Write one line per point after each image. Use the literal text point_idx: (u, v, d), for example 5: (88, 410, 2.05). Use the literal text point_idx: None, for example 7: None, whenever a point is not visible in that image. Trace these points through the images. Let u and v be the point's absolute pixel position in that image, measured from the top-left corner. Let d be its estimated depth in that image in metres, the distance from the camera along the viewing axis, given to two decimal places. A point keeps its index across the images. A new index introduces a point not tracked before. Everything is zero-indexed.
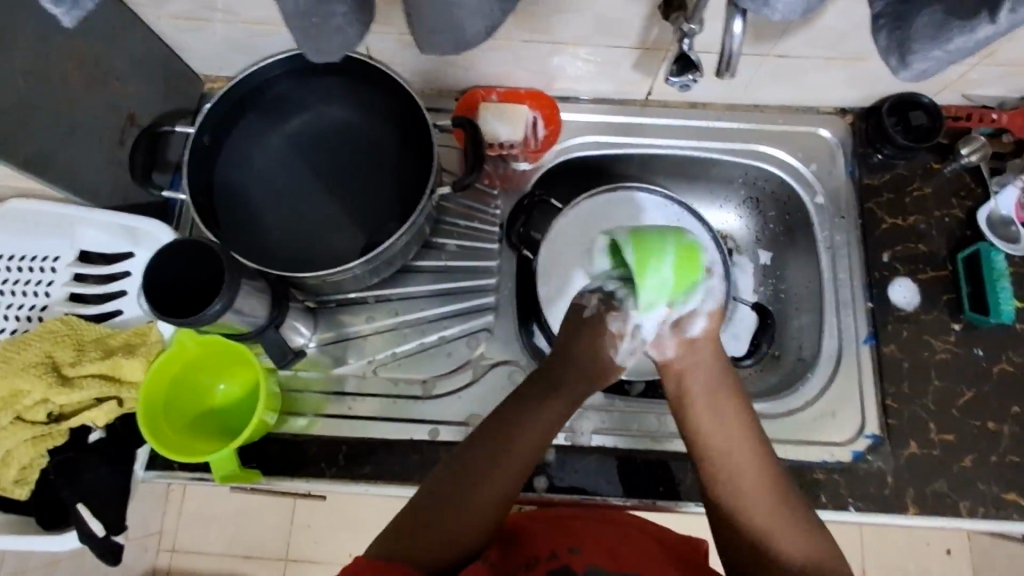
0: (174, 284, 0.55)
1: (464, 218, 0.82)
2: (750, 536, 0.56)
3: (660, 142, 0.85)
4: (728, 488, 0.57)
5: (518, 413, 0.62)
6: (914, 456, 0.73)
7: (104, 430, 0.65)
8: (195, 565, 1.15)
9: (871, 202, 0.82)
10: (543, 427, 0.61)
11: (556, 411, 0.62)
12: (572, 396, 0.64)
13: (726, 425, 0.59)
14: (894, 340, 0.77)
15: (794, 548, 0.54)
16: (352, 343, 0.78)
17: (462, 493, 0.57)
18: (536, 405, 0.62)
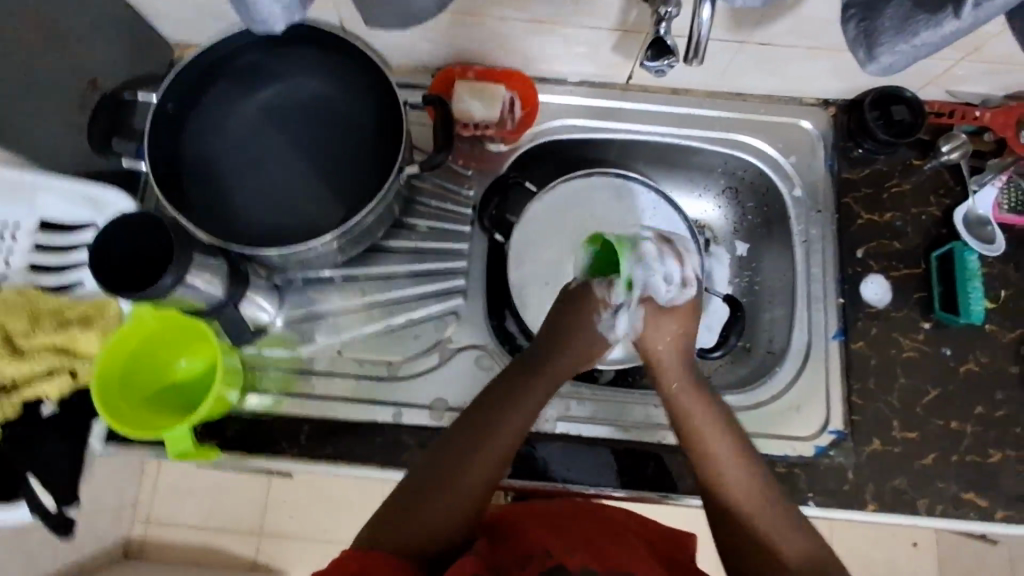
0: (123, 258, 0.53)
1: (436, 198, 0.81)
2: (751, 536, 0.60)
3: (639, 128, 0.84)
4: (714, 487, 0.62)
5: (495, 404, 0.63)
6: (876, 453, 0.73)
7: (57, 405, 0.63)
8: (171, 536, 1.18)
9: (849, 197, 0.81)
10: (521, 418, 0.63)
11: (532, 403, 0.64)
12: (545, 389, 0.66)
13: (709, 425, 0.65)
14: (863, 337, 0.77)
15: (793, 547, 0.58)
16: (319, 322, 0.77)
17: (443, 480, 0.58)
18: (514, 394, 0.64)
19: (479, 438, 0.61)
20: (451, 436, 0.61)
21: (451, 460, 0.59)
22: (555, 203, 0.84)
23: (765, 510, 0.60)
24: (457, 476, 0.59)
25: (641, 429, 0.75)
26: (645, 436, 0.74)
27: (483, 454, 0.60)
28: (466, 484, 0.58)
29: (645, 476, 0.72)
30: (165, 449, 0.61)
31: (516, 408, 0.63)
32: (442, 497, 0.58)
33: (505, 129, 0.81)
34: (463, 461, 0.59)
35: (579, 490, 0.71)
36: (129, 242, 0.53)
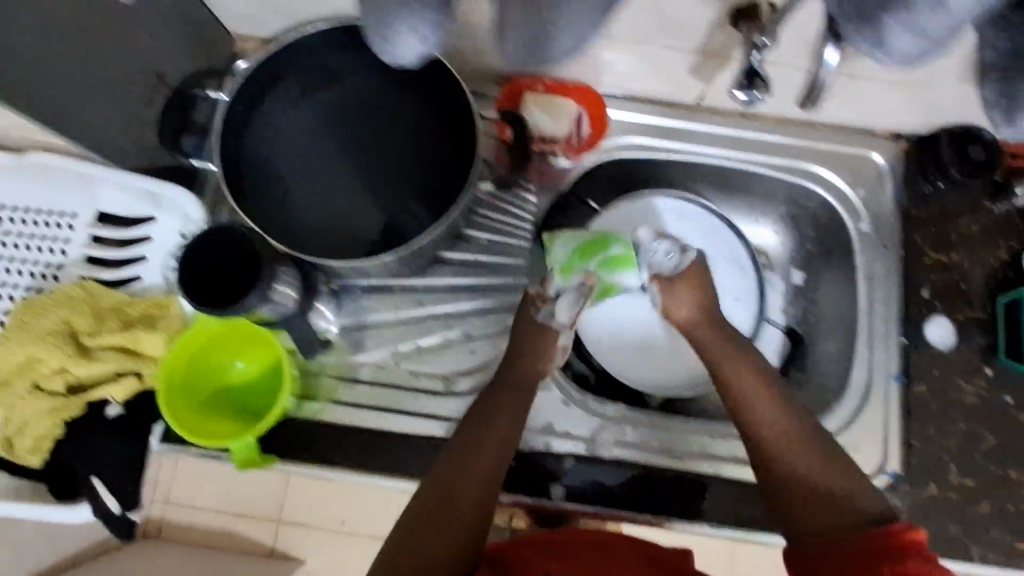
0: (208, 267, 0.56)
1: (497, 211, 0.79)
2: (769, 462, 0.61)
3: (706, 151, 0.82)
4: (753, 443, 0.63)
5: (481, 416, 0.65)
6: (931, 497, 0.73)
7: (122, 406, 0.63)
8: None
9: (916, 235, 0.80)
10: (507, 419, 0.65)
11: (515, 404, 0.66)
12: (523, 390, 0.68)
13: (740, 378, 0.65)
14: (923, 379, 0.76)
15: (807, 472, 0.60)
16: (375, 331, 0.76)
17: (453, 498, 0.58)
18: (494, 404, 0.66)
19: (471, 442, 0.62)
20: (447, 453, 0.62)
21: (450, 475, 0.60)
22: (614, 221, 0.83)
23: (804, 458, 0.60)
24: (461, 484, 0.59)
25: (696, 458, 0.74)
26: (701, 467, 0.73)
27: (474, 455, 0.61)
28: (473, 491, 0.59)
29: (670, 495, 0.72)
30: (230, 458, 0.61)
31: (501, 412, 0.65)
32: (454, 514, 0.57)
33: (572, 144, 0.79)
34: (462, 467, 0.61)
35: (632, 518, 0.72)
36: (215, 256, 0.57)
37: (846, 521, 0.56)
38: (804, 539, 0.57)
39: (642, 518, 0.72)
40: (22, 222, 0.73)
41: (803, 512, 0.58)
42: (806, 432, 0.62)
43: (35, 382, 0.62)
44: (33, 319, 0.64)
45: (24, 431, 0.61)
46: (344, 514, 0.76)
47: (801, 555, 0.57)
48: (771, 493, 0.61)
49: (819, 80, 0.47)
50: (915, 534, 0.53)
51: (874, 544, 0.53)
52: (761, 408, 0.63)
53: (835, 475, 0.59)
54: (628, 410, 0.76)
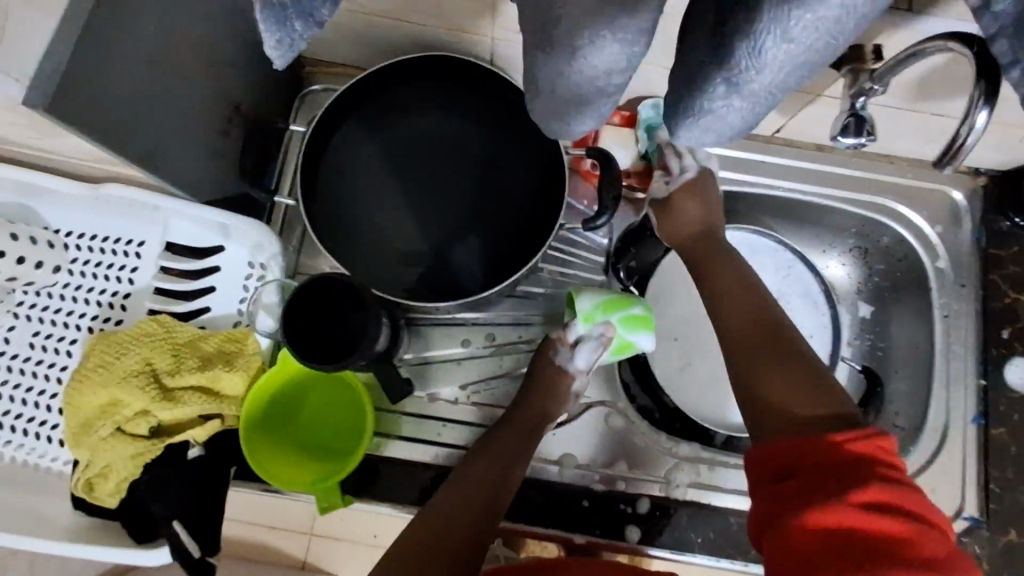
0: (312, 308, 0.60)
1: (570, 244, 0.78)
2: (750, 371, 0.59)
3: (781, 183, 0.81)
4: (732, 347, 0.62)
5: (482, 449, 0.65)
6: (1013, 544, 0.71)
7: (203, 447, 0.63)
8: None
9: (995, 273, 0.79)
10: (509, 449, 0.65)
11: (519, 438, 0.66)
12: (531, 430, 0.67)
13: (725, 265, 0.68)
14: (1005, 422, 0.74)
15: (781, 394, 0.55)
16: (446, 365, 0.75)
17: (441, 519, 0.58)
18: (496, 436, 0.66)
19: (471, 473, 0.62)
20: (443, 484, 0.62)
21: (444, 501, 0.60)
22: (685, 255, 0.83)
23: (776, 364, 0.58)
24: (450, 508, 0.59)
25: None
26: None
27: (468, 479, 0.62)
28: (465, 516, 0.59)
29: (749, 540, 0.70)
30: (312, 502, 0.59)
31: (504, 444, 0.65)
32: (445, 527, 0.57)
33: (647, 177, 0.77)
34: (454, 493, 0.61)
35: (705, 561, 0.70)
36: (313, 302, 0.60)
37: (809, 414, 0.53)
38: (772, 435, 0.53)
39: (719, 562, 0.70)
40: (85, 249, 0.71)
41: (771, 410, 0.55)
42: (773, 330, 0.61)
43: (116, 425, 0.61)
44: (113, 358, 0.62)
45: (106, 475, 0.61)
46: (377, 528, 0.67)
47: (773, 447, 0.51)
48: (757, 373, 0.58)
49: (965, 142, 0.46)
50: (878, 440, 0.48)
51: (829, 453, 0.48)
52: (736, 306, 0.64)
53: (799, 360, 0.58)
54: (700, 449, 0.74)
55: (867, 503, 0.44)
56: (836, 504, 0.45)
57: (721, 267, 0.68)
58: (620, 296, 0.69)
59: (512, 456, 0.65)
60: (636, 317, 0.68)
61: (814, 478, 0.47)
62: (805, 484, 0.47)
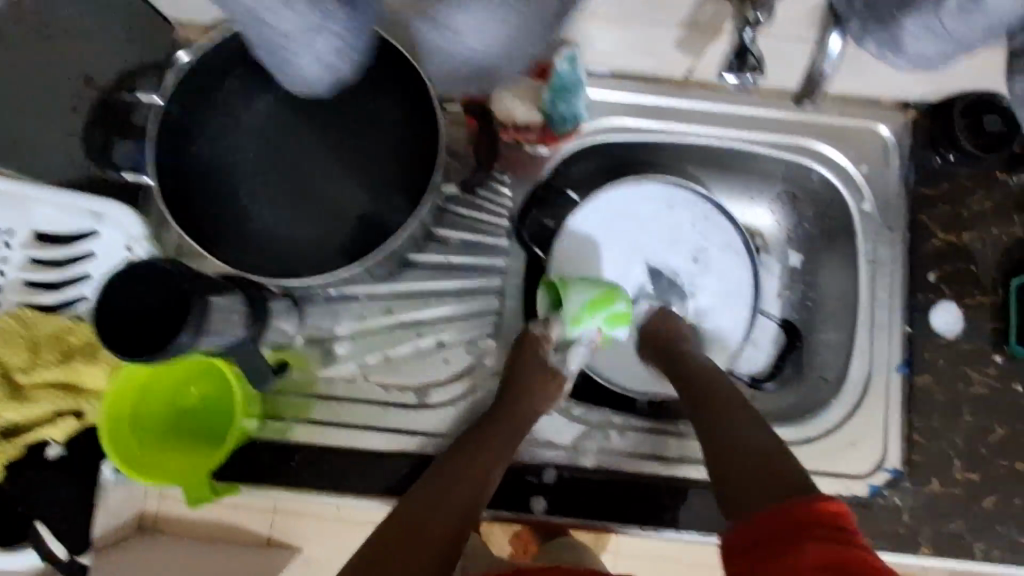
0: (125, 311, 0.44)
1: (470, 208, 0.73)
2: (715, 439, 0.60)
3: (695, 129, 0.75)
4: (700, 424, 0.62)
5: (475, 435, 0.64)
6: (934, 494, 0.69)
7: (64, 447, 0.63)
8: None
9: (923, 214, 0.74)
10: (503, 436, 0.64)
11: (509, 424, 0.65)
12: (521, 413, 0.66)
13: (690, 362, 0.69)
14: (929, 370, 0.71)
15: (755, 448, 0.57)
16: (344, 342, 0.71)
17: (433, 507, 0.56)
18: (481, 433, 0.64)
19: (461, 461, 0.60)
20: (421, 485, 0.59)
21: (435, 487, 0.58)
22: (599, 212, 0.78)
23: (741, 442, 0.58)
24: (443, 499, 0.57)
25: (685, 463, 0.70)
26: (689, 472, 0.70)
27: (450, 481, 0.59)
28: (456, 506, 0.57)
29: (658, 505, 0.68)
30: (182, 497, 0.57)
31: (500, 437, 0.64)
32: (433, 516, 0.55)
33: (551, 132, 0.70)
34: (445, 481, 0.58)
35: (618, 528, 0.68)
36: (137, 299, 0.45)
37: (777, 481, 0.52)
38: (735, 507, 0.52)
39: (627, 528, 0.68)
40: None
41: (738, 484, 0.54)
42: (735, 405, 0.62)
43: None
44: None
45: None
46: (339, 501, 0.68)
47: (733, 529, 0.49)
48: (716, 451, 0.58)
49: None
50: (829, 501, 0.47)
51: (785, 521, 0.47)
52: (704, 389, 0.65)
53: (758, 437, 0.58)
54: (612, 415, 0.72)
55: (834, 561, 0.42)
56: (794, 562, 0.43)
57: (689, 360, 0.69)
58: (605, 294, 0.68)
59: (505, 442, 0.63)
60: (620, 313, 0.69)
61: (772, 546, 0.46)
62: (765, 552, 0.46)
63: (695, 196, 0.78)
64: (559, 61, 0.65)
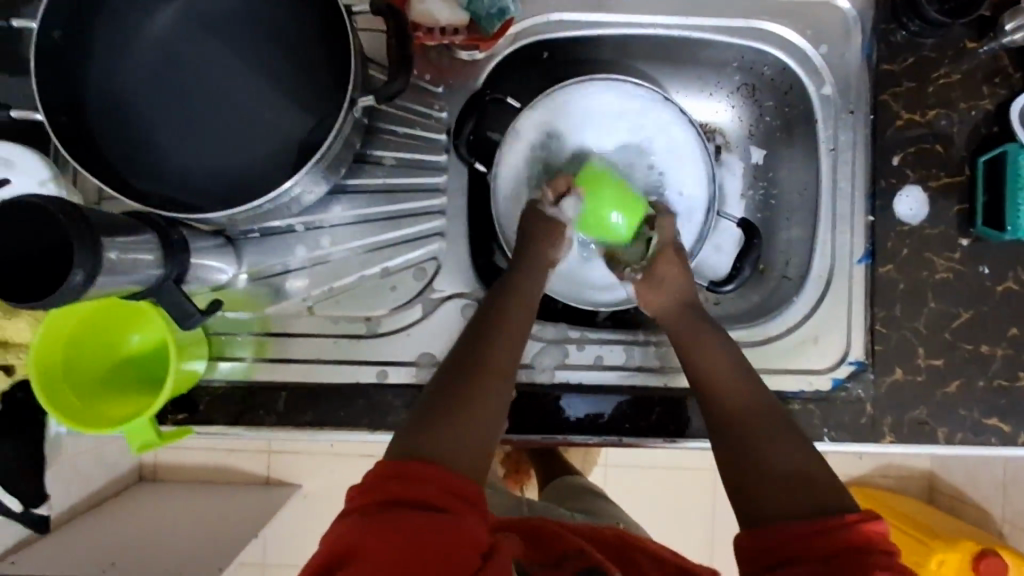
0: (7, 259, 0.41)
1: (403, 124, 0.69)
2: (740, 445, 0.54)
3: (641, 19, 0.70)
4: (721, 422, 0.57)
5: (484, 338, 0.57)
6: (898, 384, 0.68)
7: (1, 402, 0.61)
8: (183, 473, 1.09)
9: (887, 93, 0.69)
10: (513, 347, 0.58)
11: (514, 336, 0.58)
12: (525, 324, 0.60)
13: (705, 349, 0.61)
14: (893, 259, 0.69)
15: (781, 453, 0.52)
16: (286, 279, 0.69)
17: (465, 413, 0.50)
18: (485, 347, 0.56)
19: (483, 369, 0.54)
20: (430, 413, 0.50)
21: (465, 394, 0.52)
22: (541, 119, 0.73)
23: (772, 445, 0.52)
24: (474, 408, 0.51)
25: (644, 372, 0.69)
26: (650, 381, 0.69)
27: (459, 406, 0.51)
28: (485, 420, 0.51)
29: (625, 415, 0.68)
30: (126, 443, 0.57)
31: (498, 347, 0.57)
32: (469, 428, 0.49)
33: (480, 34, 0.65)
34: (469, 391, 0.52)
35: (579, 440, 0.68)
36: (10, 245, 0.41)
37: (816, 495, 0.48)
38: (767, 513, 0.48)
39: (592, 439, 0.68)
40: None
41: (774, 490, 0.50)
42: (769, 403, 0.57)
43: None
44: None
45: None
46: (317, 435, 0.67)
47: (767, 533, 0.47)
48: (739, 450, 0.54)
49: None
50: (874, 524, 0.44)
51: (827, 548, 0.44)
52: (719, 384, 0.59)
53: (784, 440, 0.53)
54: (568, 330, 0.70)
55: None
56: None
57: (700, 345, 0.62)
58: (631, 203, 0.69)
59: (515, 354, 0.57)
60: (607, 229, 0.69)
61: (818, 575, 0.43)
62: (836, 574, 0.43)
63: (625, 86, 0.71)
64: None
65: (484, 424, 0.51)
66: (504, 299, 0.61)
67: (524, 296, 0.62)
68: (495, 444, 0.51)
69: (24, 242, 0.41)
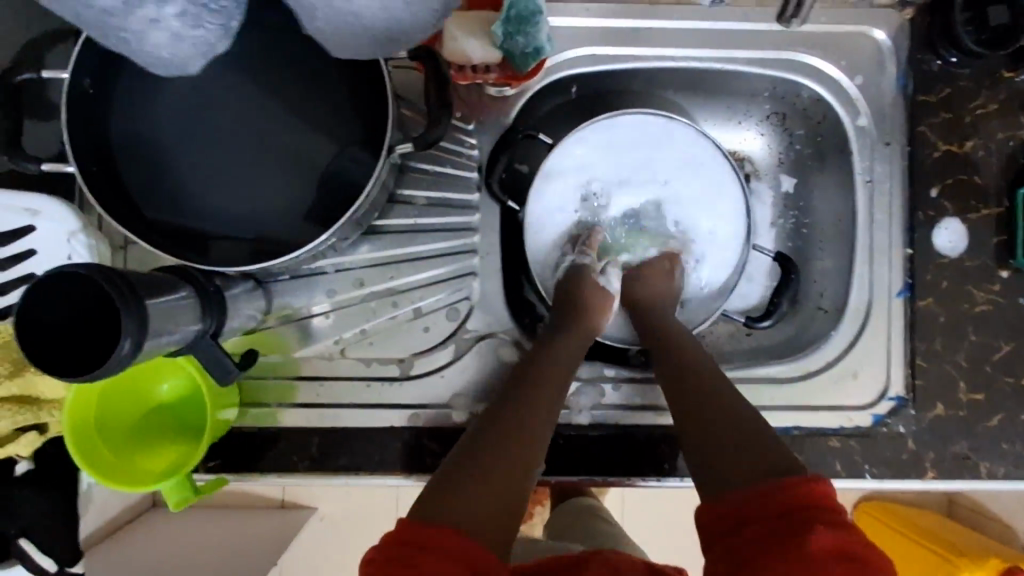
0: (54, 329, 0.40)
1: (434, 162, 0.68)
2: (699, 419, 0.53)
3: (673, 51, 0.69)
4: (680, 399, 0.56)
5: (519, 390, 0.55)
6: (939, 419, 0.67)
7: (31, 460, 0.61)
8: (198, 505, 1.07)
9: (924, 124, 0.68)
10: (552, 397, 0.55)
11: (553, 384, 0.57)
12: (563, 378, 0.58)
13: (681, 338, 0.62)
14: (932, 292, 0.68)
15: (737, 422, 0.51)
16: (316, 320, 0.68)
17: (491, 458, 0.48)
18: (527, 393, 0.55)
19: (517, 415, 0.52)
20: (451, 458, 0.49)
21: (494, 436, 0.50)
22: (578, 159, 0.72)
23: (729, 423, 0.51)
24: (504, 449, 0.49)
25: None
26: None
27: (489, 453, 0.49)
28: (516, 462, 0.48)
29: (663, 454, 0.67)
30: (164, 498, 0.57)
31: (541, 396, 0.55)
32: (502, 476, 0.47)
33: (513, 71, 0.64)
34: (494, 432, 0.50)
35: (616, 481, 0.67)
36: (57, 313, 0.40)
37: (765, 458, 0.47)
38: (718, 481, 0.47)
39: (631, 480, 0.66)
40: None
41: (725, 459, 0.48)
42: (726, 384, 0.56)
43: None
44: None
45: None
46: (351, 480, 0.65)
47: (722, 502, 0.46)
48: (698, 427, 0.52)
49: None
50: (824, 487, 0.43)
51: (776, 508, 0.43)
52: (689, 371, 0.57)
53: (741, 414, 0.52)
54: (604, 367, 0.70)
55: (846, 554, 0.39)
56: (808, 559, 0.39)
57: (680, 342, 0.62)
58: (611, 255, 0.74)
59: (555, 405, 0.55)
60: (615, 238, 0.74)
61: (770, 533, 0.42)
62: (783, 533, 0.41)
63: (657, 121, 0.71)
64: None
65: (521, 470, 0.48)
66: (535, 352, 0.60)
67: (556, 348, 0.60)
68: (531, 492, 0.48)
69: (68, 310, 0.40)
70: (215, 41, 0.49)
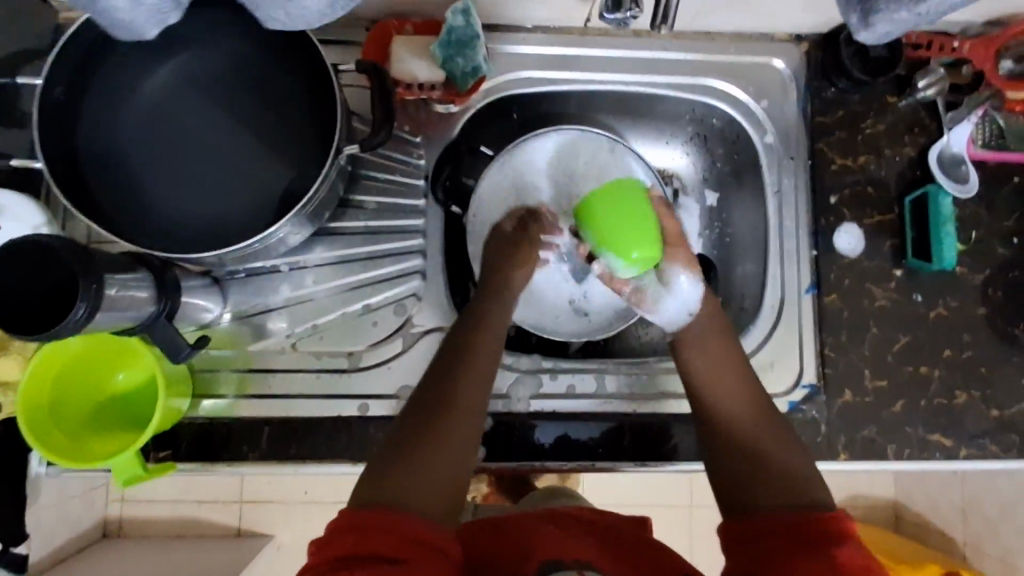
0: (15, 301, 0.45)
1: (384, 170, 0.74)
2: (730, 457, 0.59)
3: (601, 75, 0.78)
4: (714, 423, 0.61)
5: (450, 371, 0.58)
6: (848, 405, 0.73)
7: None
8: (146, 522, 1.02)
9: (822, 142, 0.78)
10: (453, 456, 0.52)
11: (480, 370, 0.59)
12: (494, 347, 0.62)
13: (713, 348, 0.66)
14: (836, 289, 0.75)
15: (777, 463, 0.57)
16: (266, 318, 0.71)
17: (429, 439, 0.52)
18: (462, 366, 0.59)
19: (437, 426, 0.53)
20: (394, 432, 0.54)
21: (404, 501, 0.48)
22: (527, 169, 0.81)
23: (769, 482, 0.55)
24: (423, 457, 0.51)
25: (615, 400, 0.73)
26: (622, 407, 0.73)
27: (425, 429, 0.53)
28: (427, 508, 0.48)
29: (597, 441, 0.71)
30: (112, 478, 0.59)
31: (478, 367, 0.59)
32: (434, 455, 0.51)
33: (455, 90, 0.71)
34: (404, 469, 0.50)
35: (553, 465, 0.71)
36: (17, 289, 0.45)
37: (801, 496, 0.54)
38: (761, 518, 0.53)
39: (566, 464, 0.71)
40: None
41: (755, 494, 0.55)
42: (769, 414, 0.61)
43: None
44: None
45: None
46: (297, 466, 0.68)
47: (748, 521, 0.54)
48: (730, 477, 0.58)
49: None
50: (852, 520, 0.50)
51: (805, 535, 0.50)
52: (718, 382, 0.63)
53: (776, 496, 0.54)
54: (543, 360, 0.74)
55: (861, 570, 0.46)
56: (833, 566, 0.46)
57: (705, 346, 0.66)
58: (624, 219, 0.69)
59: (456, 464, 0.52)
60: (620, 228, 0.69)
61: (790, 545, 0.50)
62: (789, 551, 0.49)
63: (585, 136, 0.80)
64: (451, 16, 0.66)
65: (455, 459, 0.52)
66: (427, 397, 0.56)
67: (461, 406, 0.55)
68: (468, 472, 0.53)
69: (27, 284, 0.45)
70: (168, 12, 0.48)
